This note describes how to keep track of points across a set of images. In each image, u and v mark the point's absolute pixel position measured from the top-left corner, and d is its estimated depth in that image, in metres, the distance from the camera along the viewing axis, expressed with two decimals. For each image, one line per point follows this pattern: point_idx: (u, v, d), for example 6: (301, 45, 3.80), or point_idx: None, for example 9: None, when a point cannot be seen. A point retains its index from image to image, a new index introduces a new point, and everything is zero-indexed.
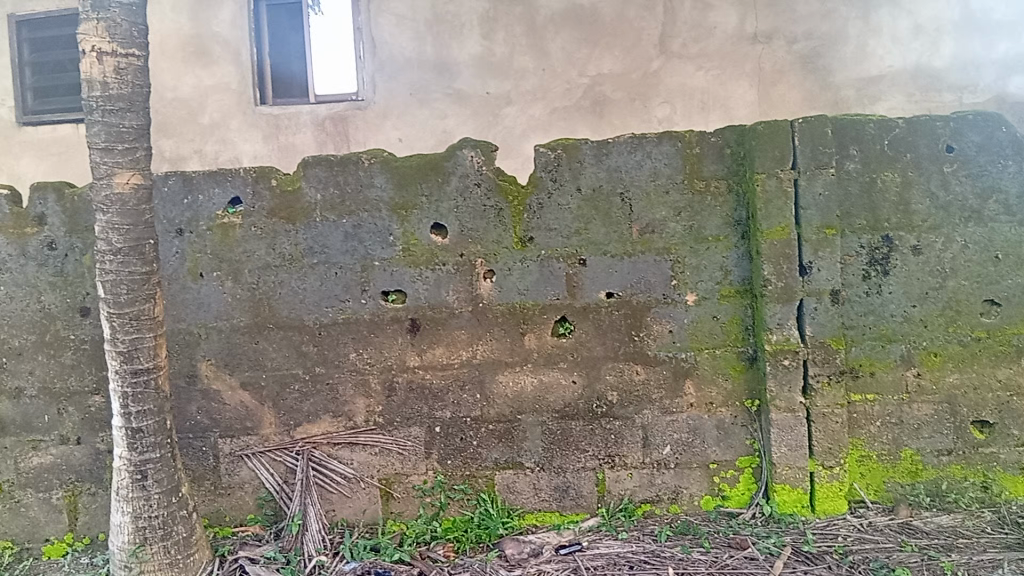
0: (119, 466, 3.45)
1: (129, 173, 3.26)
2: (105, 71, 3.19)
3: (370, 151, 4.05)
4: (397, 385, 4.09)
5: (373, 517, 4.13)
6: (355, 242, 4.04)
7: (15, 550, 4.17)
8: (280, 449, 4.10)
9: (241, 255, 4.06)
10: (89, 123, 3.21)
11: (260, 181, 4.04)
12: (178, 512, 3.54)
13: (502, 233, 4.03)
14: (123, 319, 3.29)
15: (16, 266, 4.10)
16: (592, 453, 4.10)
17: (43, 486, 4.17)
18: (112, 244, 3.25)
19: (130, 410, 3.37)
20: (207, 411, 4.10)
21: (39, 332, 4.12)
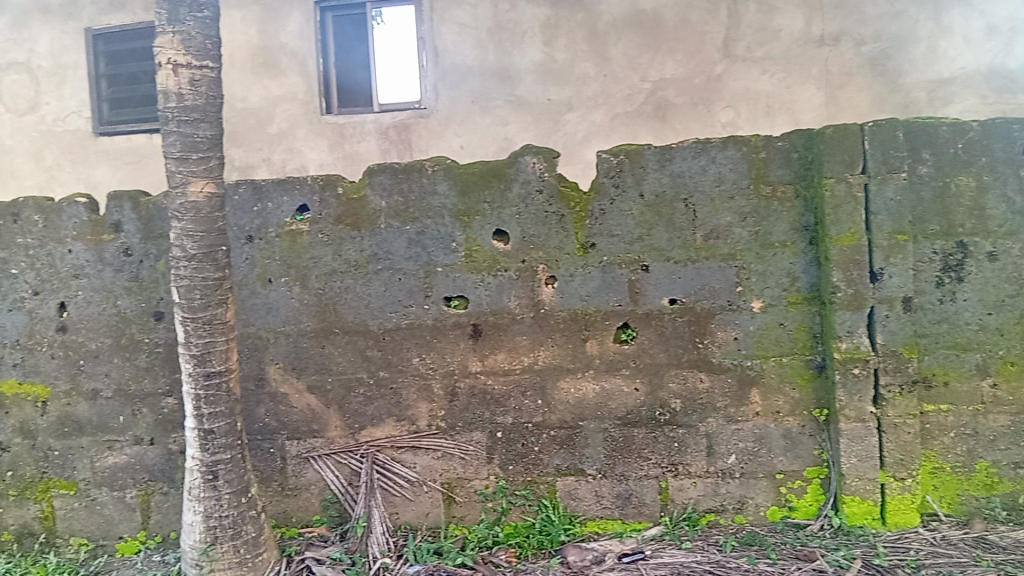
0: (192, 467, 3.55)
1: (203, 181, 3.35)
2: (180, 83, 3.29)
3: (434, 158, 4.10)
4: (460, 390, 4.12)
5: (436, 521, 4.16)
6: (418, 248, 4.09)
7: (91, 547, 4.33)
8: (344, 452, 4.16)
9: (308, 261, 4.14)
10: (165, 134, 3.32)
11: (327, 188, 4.12)
12: (247, 512, 3.62)
13: (565, 239, 4.03)
14: (197, 324, 3.39)
15: (94, 271, 4.26)
16: (654, 461, 4.06)
17: (118, 485, 4.31)
18: (186, 250, 3.35)
19: (203, 412, 3.47)
20: (275, 414, 4.19)
21: (115, 335, 4.27)
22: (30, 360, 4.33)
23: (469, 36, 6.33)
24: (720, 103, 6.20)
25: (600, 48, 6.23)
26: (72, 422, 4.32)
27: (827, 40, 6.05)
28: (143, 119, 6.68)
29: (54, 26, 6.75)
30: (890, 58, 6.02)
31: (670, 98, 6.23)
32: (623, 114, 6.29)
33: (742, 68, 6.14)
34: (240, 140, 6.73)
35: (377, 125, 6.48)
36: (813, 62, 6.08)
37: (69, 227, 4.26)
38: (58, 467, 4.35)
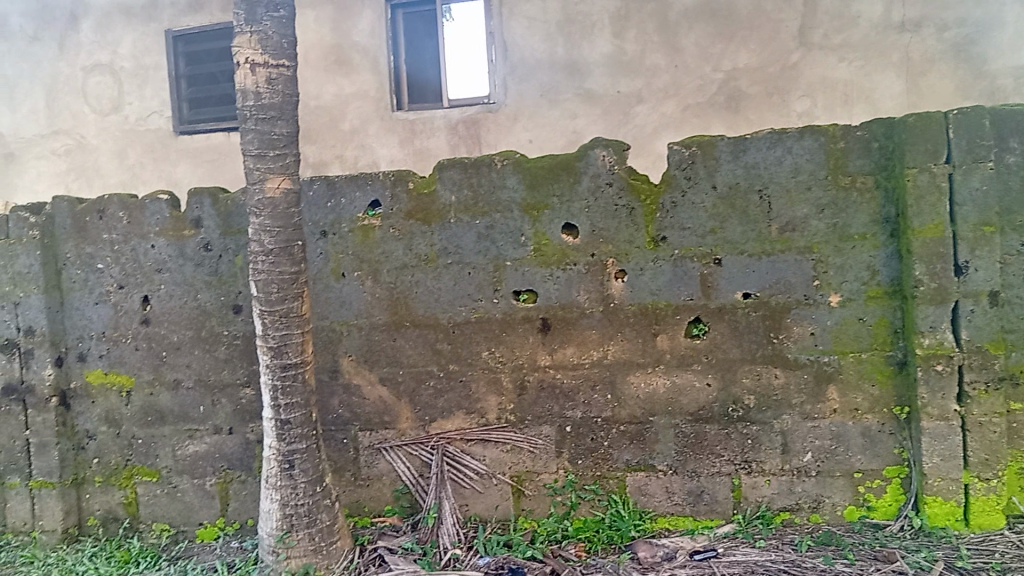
0: (269, 456, 3.64)
1: (280, 177, 3.43)
2: (258, 82, 3.37)
3: (503, 153, 4.11)
4: (529, 383, 4.12)
5: (505, 514, 4.18)
6: (488, 242, 4.10)
7: (173, 532, 4.50)
8: (415, 444, 4.22)
9: (380, 256, 4.20)
10: (244, 131, 3.40)
11: (398, 183, 4.17)
12: (322, 501, 3.70)
13: (635, 232, 3.99)
14: (273, 316, 3.47)
15: (176, 266, 4.40)
16: (727, 457, 4.00)
17: (198, 472, 4.45)
18: (264, 245, 3.43)
19: (280, 402, 3.55)
20: (348, 405, 4.27)
21: (195, 328, 4.41)
22: (115, 351, 4.51)
23: (538, 30, 6.32)
24: (796, 92, 6.06)
25: (671, 38, 6.15)
26: (155, 411, 4.48)
27: (908, 26, 5.84)
28: (221, 118, 6.89)
29: (136, 29, 6.99)
30: (974, 43, 5.78)
31: (743, 88, 6.12)
32: (694, 105, 6.20)
33: (819, 56, 5.98)
34: (314, 137, 6.87)
35: (446, 121, 6.53)
36: (893, 49, 5.88)
37: (152, 223, 4.42)
38: (141, 455, 4.52)
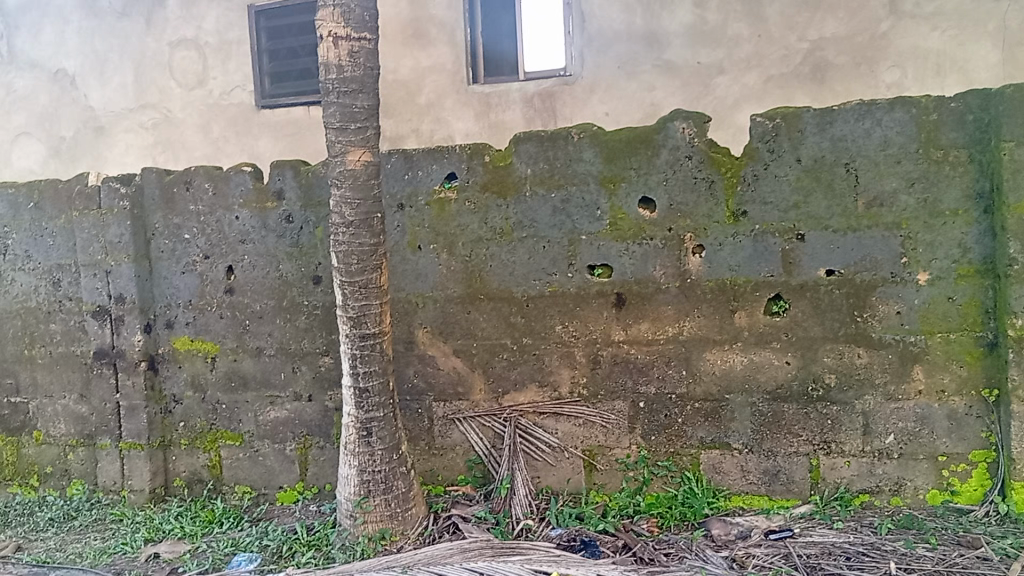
0: (348, 423, 3.73)
1: (360, 150, 3.48)
2: (339, 55, 3.41)
3: (580, 125, 4.08)
4: (602, 358, 4.11)
5: (577, 487, 4.20)
6: (563, 216, 4.09)
7: (254, 494, 4.66)
8: (488, 415, 4.26)
9: (456, 229, 4.23)
10: (326, 104, 3.47)
11: (474, 157, 4.18)
12: (398, 469, 3.78)
13: (714, 207, 3.93)
14: (353, 287, 3.54)
15: (259, 237, 4.52)
16: (805, 438, 3.93)
17: (279, 437, 4.60)
18: (345, 217, 3.50)
19: (358, 370, 3.63)
20: (423, 375, 4.34)
21: (277, 297, 4.53)
22: (201, 319, 4.67)
23: None
24: None
25: None
26: (239, 377, 4.64)
27: None
28: (303, 92, 5.45)
29: None
30: None
31: None
32: None
33: None
34: None
35: (508, 98, 4.81)
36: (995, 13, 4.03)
37: (236, 194, 4.55)
38: (225, 419, 4.69)
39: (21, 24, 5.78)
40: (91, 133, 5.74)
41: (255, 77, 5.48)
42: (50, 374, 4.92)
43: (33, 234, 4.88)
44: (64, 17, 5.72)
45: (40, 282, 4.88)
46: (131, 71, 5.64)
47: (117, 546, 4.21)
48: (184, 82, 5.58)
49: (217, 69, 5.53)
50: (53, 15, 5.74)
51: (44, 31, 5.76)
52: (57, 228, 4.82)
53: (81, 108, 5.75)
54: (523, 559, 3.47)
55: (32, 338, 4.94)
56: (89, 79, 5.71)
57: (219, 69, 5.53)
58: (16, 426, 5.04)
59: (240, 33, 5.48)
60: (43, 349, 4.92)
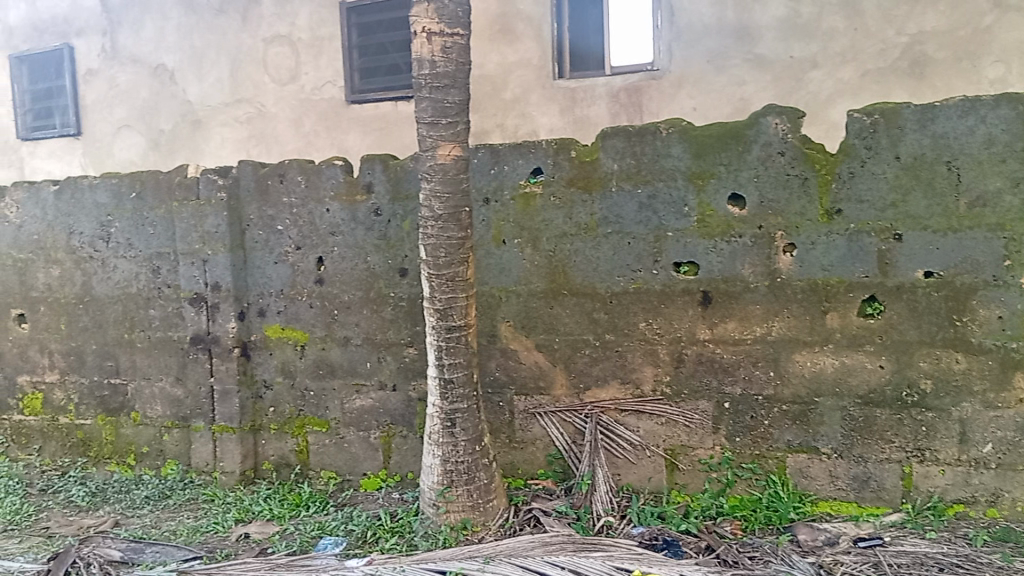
0: (432, 413, 3.79)
1: (451, 145, 3.53)
2: (433, 50, 3.46)
3: (669, 120, 4.03)
4: (687, 357, 4.06)
5: (658, 486, 4.16)
6: (649, 212, 4.06)
7: (339, 480, 4.79)
8: (569, 411, 4.26)
9: (540, 224, 4.24)
10: (418, 99, 3.52)
11: (561, 151, 4.17)
12: (480, 460, 3.82)
13: (807, 205, 3.84)
14: (440, 280, 3.59)
15: (348, 229, 4.63)
16: (898, 444, 3.81)
17: (364, 425, 4.72)
18: (434, 210, 3.54)
19: (444, 362, 3.68)
20: (505, 369, 4.37)
21: (364, 289, 4.63)
22: (291, 308, 4.81)
23: None
24: None
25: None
26: (327, 365, 4.77)
27: None
28: (391, 87, 5.44)
29: None
30: None
31: None
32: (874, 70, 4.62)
33: None
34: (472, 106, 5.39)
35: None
36: None
37: (328, 187, 4.66)
38: (312, 406, 4.82)
39: (124, 20, 6.08)
40: (189, 126, 6.02)
41: (346, 73, 5.54)
42: (148, 358, 5.14)
43: (135, 223, 5.10)
44: (164, 14, 5.95)
45: (141, 269, 5.10)
46: (227, 66, 5.84)
47: (209, 525, 4.37)
48: (278, 77, 5.70)
49: (309, 64, 5.62)
50: (154, 12, 5.98)
51: (145, 27, 6.02)
52: (158, 217, 5.02)
53: (179, 101, 6.01)
54: (605, 555, 3.46)
55: (133, 323, 5.16)
56: (188, 74, 5.94)
57: (311, 65, 5.61)
58: (116, 407, 5.29)
59: (332, 29, 5.54)
60: (142, 334, 5.14)
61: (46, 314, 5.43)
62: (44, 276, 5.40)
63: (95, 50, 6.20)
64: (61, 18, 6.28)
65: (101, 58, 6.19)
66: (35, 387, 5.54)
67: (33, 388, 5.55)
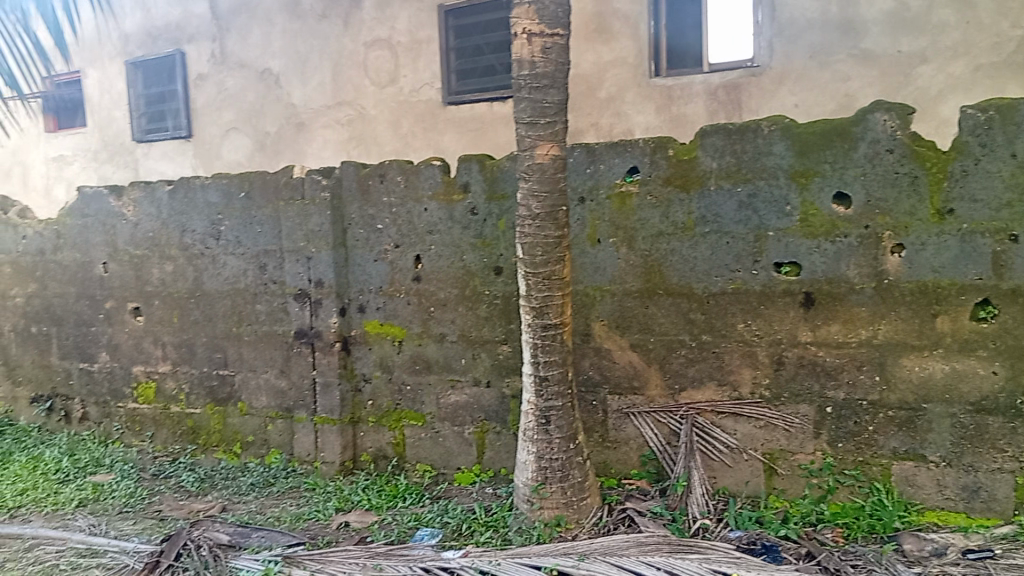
0: (527, 410, 3.83)
1: (549, 144, 3.55)
2: (533, 51, 3.50)
3: (771, 117, 3.95)
4: (787, 359, 3.98)
5: (756, 490, 4.09)
6: (749, 211, 3.99)
7: (434, 473, 4.89)
8: (664, 412, 4.23)
9: (636, 223, 4.22)
10: (518, 100, 3.56)
11: (658, 150, 4.14)
12: (575, 458, 3.84)
13: (917, 204, 3.71)
14: (537, 279, 3.62)
15: (445, 228, 4.72)
16: (1011, 454, 3.65)
17: (459, 420, 4.81)
18: (531, 209, 3.58)
19: (539, 359, 3.72)
20: (599, 367, 4.37)
21: (460, 287, 4.72)
22: (390, 305, 4.93)
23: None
24: None
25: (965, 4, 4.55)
26: (423, 361, 4.87)
27: None
28: (486, 89, 5.50)
29: None
30: None
31: None
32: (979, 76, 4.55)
33: None
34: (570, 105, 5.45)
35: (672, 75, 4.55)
36: None
37: (426, 186, 4.76)
38: (409, 400, 4.94)
39: (233, 27, 6.35)
40: (293, 128, 6.25)
41: (442, 75, 5.63)
42: (255, 351, 5.36)
43: (243, 222, 5.32)
44: (270, 21, 6.19)
45: (248, 266, 5.32)
46: (329, 70, 6.03)
47: (310, 513, 4.53)
48: (378, 80, 5.86)
49: (408, 67, 5.74)
50: (261, 18, 6.23)
51: (252, 33, 6.28)
52: (265, 216, 5.23)
53: (284, 105, 6.24)
54: (701, 558, 3.43)
55: (240, 317, 5.40)
56: (293, 78, 6.17)
57: (410, 67, 5.73)
58: (224, 397, 5.54)
59: (430, 32, 5.63)
60: (249, 327, 5.37)
61: (160, 308, 5.73)
62: (158, 272, 5.70)
63: (205, 56, 6.51)
64: (174, 25, 6.62)
65: (210, 63, 6.49)
66: (148, 376, 5.86)
67: (147, 377, 5.87)
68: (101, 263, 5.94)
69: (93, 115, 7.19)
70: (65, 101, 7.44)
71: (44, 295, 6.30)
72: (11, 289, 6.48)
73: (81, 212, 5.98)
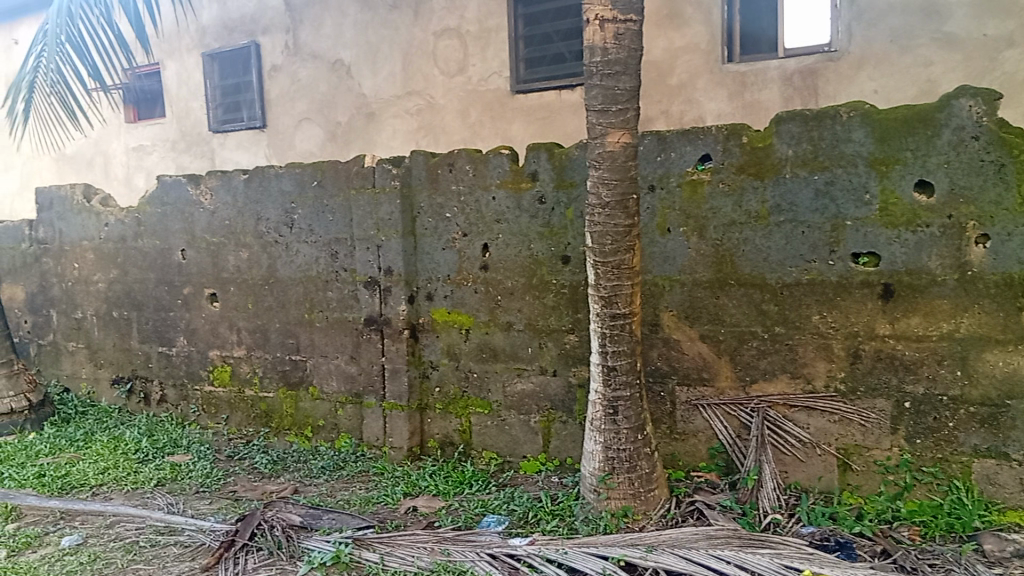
0: (595, 400, 3.82)
1: (621, 132, 3.52)
2: (605, 37, 3.48)
3: (850, 103, 3.83)
4: (864, 353, 3.87)
5: (829, 486, 3.99)
6: (826, 200, 3.88)
7: (500, 461, 4.92)
8: (734, 404, 4.16)
9: (708, 212, 4.14)
10: (589, 87, 3.54)
11: (731, 138, 4.06)
12: (643, 449, 3.81)
13: (1003, 193, 3.56)
14: (607, 267, 3.60)
15: (513, 217, 4.72)
16: None
17: (525, 409, 4.82)
18: (601, 197, 3.55)
19: (607, 349, 3.69)
20: (667, 358, 4.31)
21: (527, 275, 4.72)
22: (457, 293, 4.97)
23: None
24: None
25: None
26: (490, 349, 4.90)
27: None
28: (555, 77, 5.46)
29: None
30: None
31: None
32: None
33: None
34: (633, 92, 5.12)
35: (762, 76, 4.71)
36: None
37: (494, 175, 4.76)
38: (476, 388, 4.97)
39: (306, 18, 6.46)
40: (363, 119, 6.33)
41: (511, 63, 5.61)
42: (326, 337, 5.47)
43: (315, 210, 5.42)
44: (342, 12, 6.28)
45: (320, 253, 5.42)
46: (399, 60, 6.08)
47: (379, 496, 4.61)
48: (447, 69, 5.88)
49: (476, 56, 5.74)
50: (333, 9, 6.32)
51: (325, 25, 6.38)
52: (336, 205, 5.31)
53: (355, 94, 6.32)
54: (773, 552, 3.35)
55: (312, 303, 5.51)
56: (363, 68, 6.25)
57: (478, 57, 5.73)
58: (296, 381, 5.67)
59: (501, 19, 5.61)
60: (320, 314, 5.47)
61: (235, 294, 5.89)
62: (234, 259, 5.85)
63: (279, 47, 6.64)
64: (249, 17, 6.76)
65: (284, 55, 6.62)
66: (224, 360, 6.03)
67: (222, 361, 6.04)
68: (179, 250, 6.13)
69: (171, 107, 7.42)
70: (145, 92, 7.75)
71: (125, 280, 6.54)
72: (94, 275, 6.74)
73: (161, 201, 6.17)
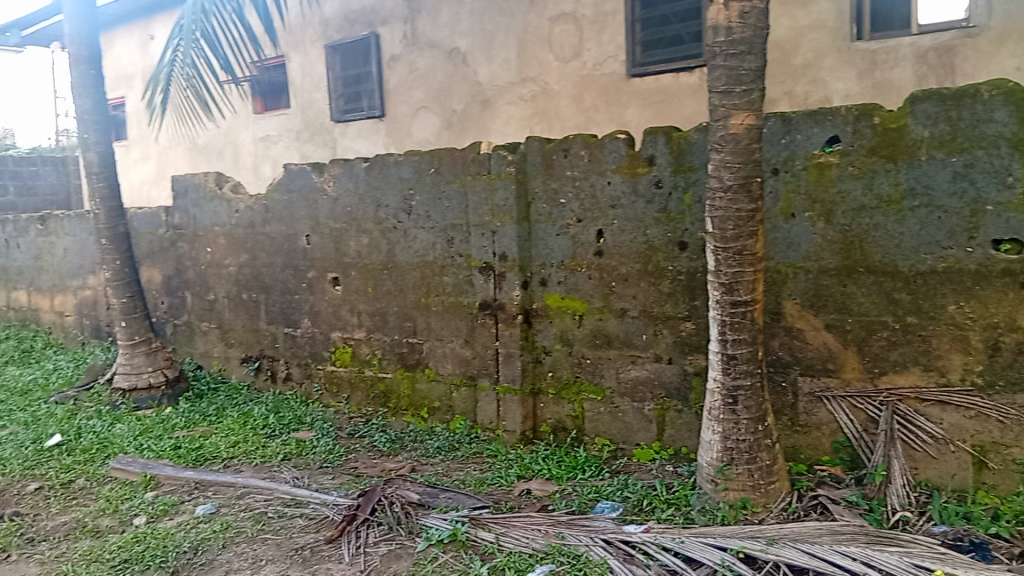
0: (713, 388, 3.74)
1: (745, 113, 3.42)
2: (730, 17, 3.39)
3: (993, 80, 3.59)
4: (1004, 345, 3.64)
5: (962, 484, 3.79)
6: (965, 183, 3.66)
7: (612, 447, 4.91)
8: (861, 397, 4.00)
9: (835, 196, 3.98)
10: (712, 68, 3.46)
11: (862, 118, 3.87)
12: (763, 440, 3.72)
13: None
14: (728, 254, 3.52)
15: (629, 202, 4.68)
16: None
17: (639, 396, 4.79)
18: (723, 181, 3.47)
19: (727, 337, 3.61)
20: (789, 348, 4.18)
21: (643, 262, 4.67)
22: (571, 279, 4.96)
23: None
24: None
25: None
26: (603, 336, 4.88)
27: None
28: (672, 59, 5.35)
29: None
30: None
31: None
32: None
33: None
34: None
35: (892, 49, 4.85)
36: None
37: (610, 160, 4.72)
38: (589, 373, 4.97)
39: (424, 8, 6.58)
40: (479, 106, 6.40)
41: (627, 47, 5.52)
42: (442, 321, 5.58)
43: (433, 196, 5.52)
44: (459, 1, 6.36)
45: (437, 239, 5.53)
46: (515, 46, 6.10)
47: (494, 478, 4.69)
48: (562, 55, 5.86)
49: (591, 40, 5.69)
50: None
51: (441, 14, 6.47)
52: (452, 191, 5.40)
53: (471, 82, 6.39)
54: (902, 551, 3.21)
55: (429, 288, 5.63)
56: (479, 56, 6.31)
57: (594, 41, 5.67)
58: (413, 362, 5.81)
59: (617, 4, 5.53)
60: (437, 298, 5.59)
61: (356, 278, 6.09)
62: (354, 244, 6.04)
63: (397, 37, 6.80)
64: (370, 9, 6.95)
65: (403, 45, 6.77)
66: (345, 341, 6.25)
67: (343, 343, 6.27)
68: (304, 236, 6.38)
69: (297, 98, 7.71)
70: (272, 85, 8.09)
71: (254, 265, 6.86)
72: (225, 259, 7.11)
73: (287, 188, 6.43)
